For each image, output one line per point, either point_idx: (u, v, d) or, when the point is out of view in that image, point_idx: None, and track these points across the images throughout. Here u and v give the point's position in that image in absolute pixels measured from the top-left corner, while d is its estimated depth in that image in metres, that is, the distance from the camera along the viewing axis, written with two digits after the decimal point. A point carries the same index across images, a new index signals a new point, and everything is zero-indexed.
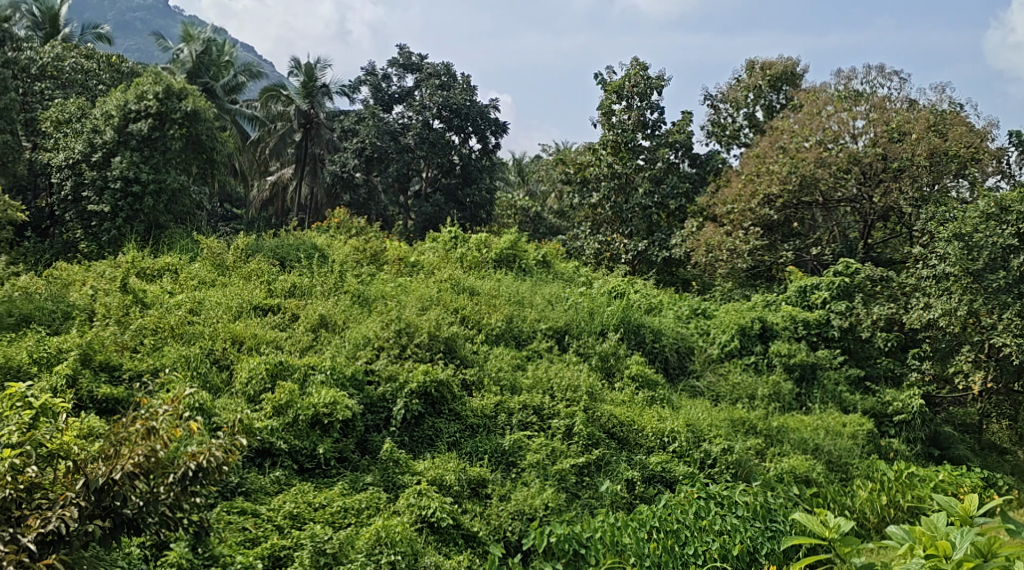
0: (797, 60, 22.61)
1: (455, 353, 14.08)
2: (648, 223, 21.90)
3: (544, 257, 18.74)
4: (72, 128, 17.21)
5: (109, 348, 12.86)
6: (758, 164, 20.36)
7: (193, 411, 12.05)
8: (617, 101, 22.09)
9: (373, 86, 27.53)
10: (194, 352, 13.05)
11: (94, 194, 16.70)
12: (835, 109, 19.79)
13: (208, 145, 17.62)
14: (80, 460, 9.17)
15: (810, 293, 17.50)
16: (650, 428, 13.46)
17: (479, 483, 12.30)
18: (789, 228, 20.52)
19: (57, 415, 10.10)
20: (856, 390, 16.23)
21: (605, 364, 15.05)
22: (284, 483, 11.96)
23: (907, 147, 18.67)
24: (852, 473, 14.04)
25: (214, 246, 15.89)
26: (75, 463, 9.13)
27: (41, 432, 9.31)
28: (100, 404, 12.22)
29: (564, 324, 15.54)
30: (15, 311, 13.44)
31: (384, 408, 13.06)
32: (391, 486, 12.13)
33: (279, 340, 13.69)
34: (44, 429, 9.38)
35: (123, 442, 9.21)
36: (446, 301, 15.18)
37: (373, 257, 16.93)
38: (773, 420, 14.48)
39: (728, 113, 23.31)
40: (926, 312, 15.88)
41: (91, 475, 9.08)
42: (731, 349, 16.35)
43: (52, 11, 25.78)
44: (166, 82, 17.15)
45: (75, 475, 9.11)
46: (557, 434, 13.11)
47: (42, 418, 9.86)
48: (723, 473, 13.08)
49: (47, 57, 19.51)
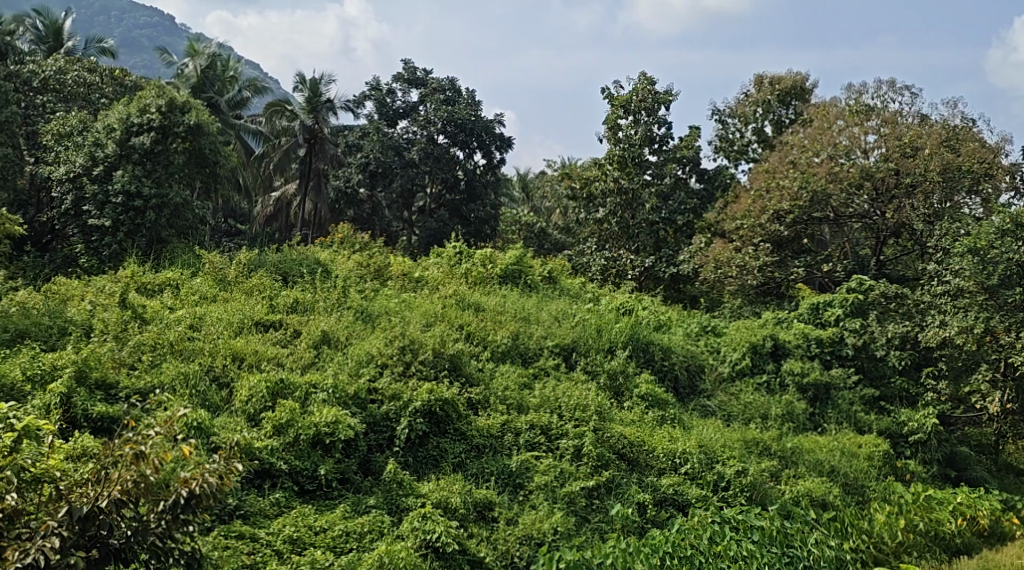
0: (807, 74, 22.32)
1: (461, 370, 13.70)
2: (655, 239, 21.66)
3: (551, 273, 18.42)
4: (73, 141, 16.91)
5: (107, 365, 12.52)
6: (767, 180, 20.08)
7: (192, 431, 11.73)
8: (625, 116, 21.78)
9: (377, 101, 27.23)
10: (193, 369, 12.73)
11: (95, 208, 16.35)
12: (847, 124, 19.54)
13: (211, 159, 17.27)
14: (66, 488, 8.92)
15: (823, 311, 17.13)
16: (662, 448, 13.08)
17: (485, 506, 11.95)
18: (799, 244, 20.22)
19: (42, 437, 9.69)
20: (871, 410, 15.86)
21: (614, 383, 14.68)
22: (284, 505, 11.61)
23: (919, 162, 18.33)
24: (869, 496, 13.68)
25: (216, 260, 15.57)
26: (59, 491, 8.87)
27: (23, 455, 9.04)
28: (95, 423, 11.90)
29: (571, 341, 15.18)
30: (10, 326, 13.11)
31: (388, 427, 12.71)
32: (394, 509, 11.78)
33: (280, 357, 13.36)
34: (24, 454, 9.10)
35: (113, 466, 8.90)
36: (452, 317, 14.82)
37: (377, 272, 16.58)
38: (787, 441, 14.09)
39: (736, 128, 23.02)
40: (942, 331, 15.44)
41: (76, 503, 8.80)
42: (742, 368, 15.97)
43: (57, 25, 25.52)
44: (170, 95, 16.90)
45: (59, 503, 8.87)
46: (566, 455, 12.75)
47: (27, 440, 9.50)
48: (738, 496, 12.71)
49: (49, 70, 19.16)
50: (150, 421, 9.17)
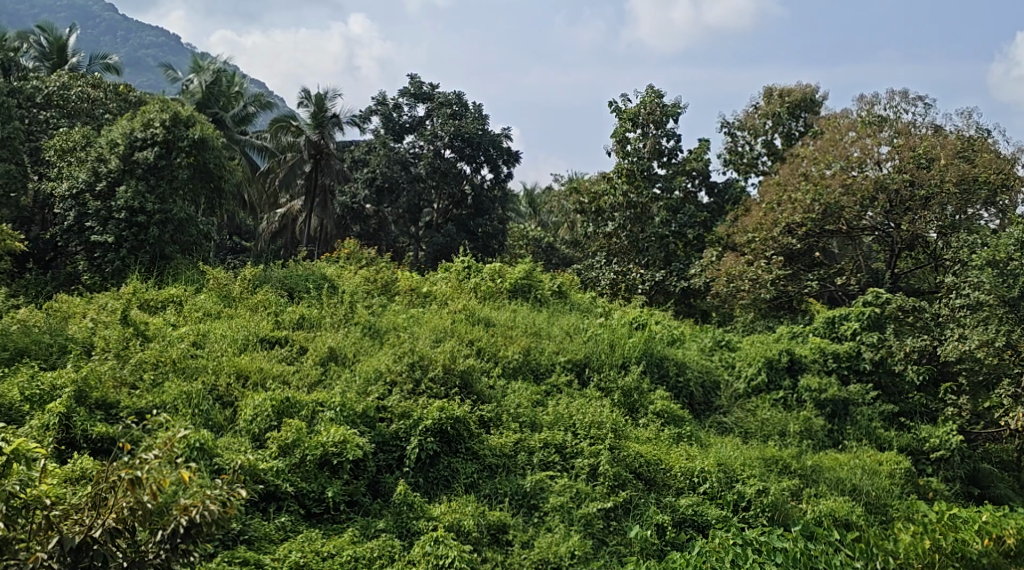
0: (816, 85, 22.03)
1: (471, 388, 13.34)
2: (665, 253, 21.32)
3: (561, 287, 18.01)
4: (76, 156, 16.54)
5: (108, 384, 12.17)
6: (779, 192, 19.73)
7: (195, 453, 11.39)
8: (633, 129, 21.49)
9: (383, 116, 26.89)
10: (196, 387, 12.38)
11: (98, 224, 16.00)
12: (859, 135, 19.15)
13: (216, 174, 16.95)
14: (57, 517, 8.75)
15: (839, 324, 16.79)
16: (679, 467, 12.69)
17: (499, 529, 11.65)
18: (811, 258, 19.86)
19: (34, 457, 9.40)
20: (891, 426, 15.50)
21: (628, 400, 14.31)
22: (290, 529, 11.27)
23: (935, 173, 17.92)
24: (892, 515, 13.26)
25: (220, 275, 15.24)
26: (50, 521, 8.70)
27: (9, 482, 8.70)
28: (95, 444, 11.57)
29: (584, 357, 14.81)
30: (9, 344, 12.79)
31: (398, 447, 12.33)
32: (405, 532, 11.44)
33: (286, 375, 13.01)
34: (13, 479, 8.76)
35: (107, 492, 8.74)
36: (462, 333, 14.44)
37: (384, 287, 16.25)
38: (807, 459, 13.70)
39: (746, 141, 22.70)
40: (961, 344, 14.97)
41: (67, 534, 8.66)
42: (758, 384, 15.58)
43: (60, 41, 25.28)
44: (174, 109, 16.65)
45: (49, 533, 8.69)
46: (581, 475, 12.41)
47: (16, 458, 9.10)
48: (759, 517, 12.36)
49: (52, 85, 18.70)
50: (146, 443, 8.91)
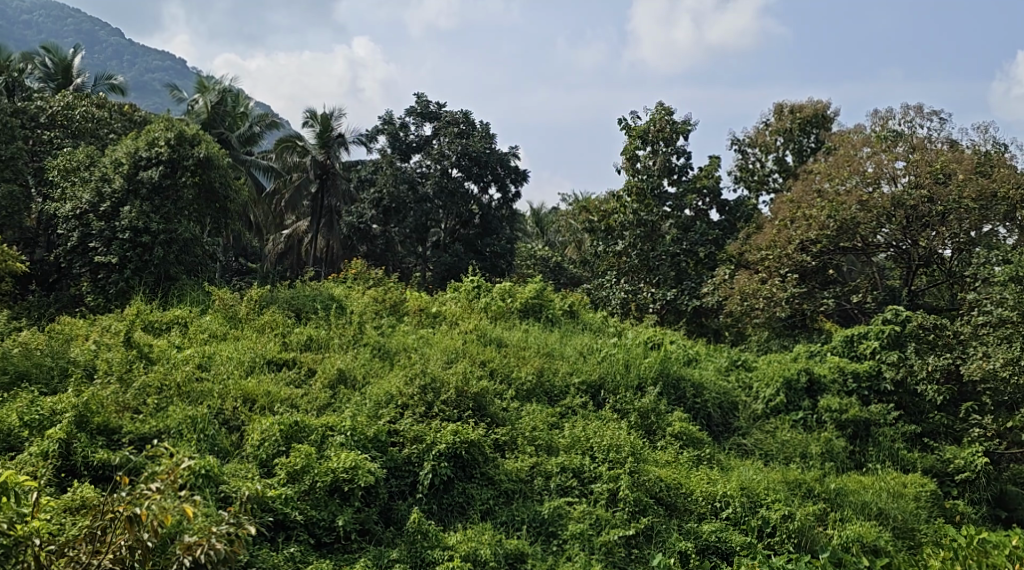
0: (828, 101, 21.67)
1: (485, 411, 12.93)
2: (676, 271, 20.79)
3: (573, 306, 17.60)
4: (79, 176, 16.17)
5: (110, 409, 11.81)
6: (791, 210, 19.35)
7: (200, 480, 10.98)
8: (643, 147, 21.23)
9: (390, 135, 26.56)
10: (201, 412, 11.98)
11: (102, 245, 15.64)
12: (874, 150, 18.70)
13: (221, 194, 16.63)
14: (51, 556, 8.91)
15: (858, 343, 16.31)
16: (701, 491, 12.29)
17: (517, 558, 11.33)
18: (825, 275, 19.51)
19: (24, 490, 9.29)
20: (914, 448, 15.08)
21: (645, 422, 13.94)
22: (300, 560, 10.91)
23: (953, 189, 17.49)
24: (920, 540, 12.88)
25: (225, 296, 14.88)
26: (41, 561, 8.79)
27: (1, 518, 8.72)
28: (96, 472, 11.22)
29: (599, 378, 14.41)
30: (10, 368, 12.44)
31: (410, 472, 11.96)
32: (419, 563, 11.12)
33: (294, 398, 12.63)
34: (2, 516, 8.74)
35: (104, 533, 8.96)
36: (474, 353, 14.03)
37: (394, 307, 15.86)
38: (830, 481, 13.29)
39: (757, 158, 22.36)
40: (986, 363, 14.35)
41: None
42: (777, 404, 15.20)
43: (65, 62, 25.06)
44: (179, 128, 16.37)
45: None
46: (601, 500, 12.06)
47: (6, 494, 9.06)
48: (785, 544, 12.04)
49: (57, 105, 18.33)
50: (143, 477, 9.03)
